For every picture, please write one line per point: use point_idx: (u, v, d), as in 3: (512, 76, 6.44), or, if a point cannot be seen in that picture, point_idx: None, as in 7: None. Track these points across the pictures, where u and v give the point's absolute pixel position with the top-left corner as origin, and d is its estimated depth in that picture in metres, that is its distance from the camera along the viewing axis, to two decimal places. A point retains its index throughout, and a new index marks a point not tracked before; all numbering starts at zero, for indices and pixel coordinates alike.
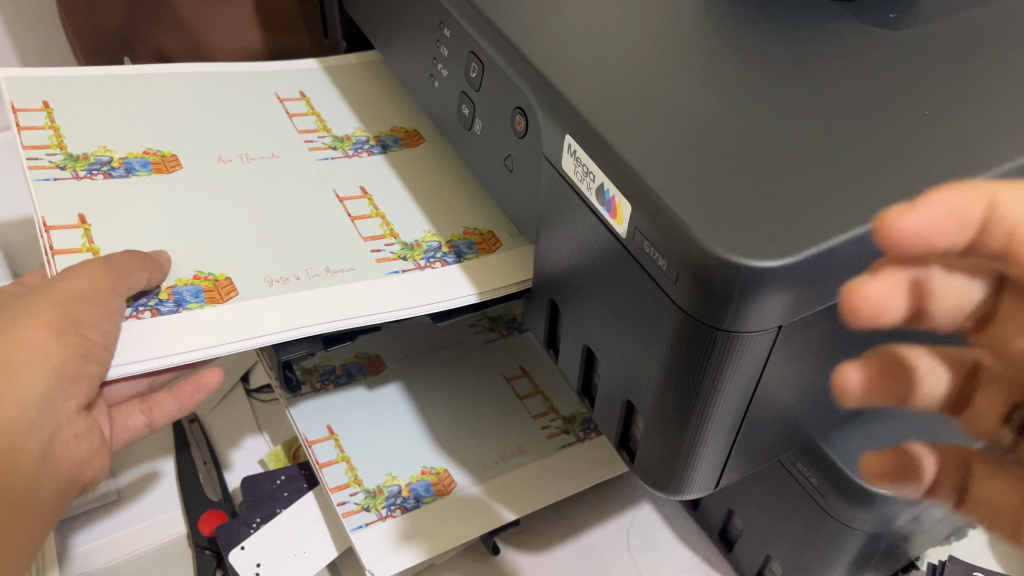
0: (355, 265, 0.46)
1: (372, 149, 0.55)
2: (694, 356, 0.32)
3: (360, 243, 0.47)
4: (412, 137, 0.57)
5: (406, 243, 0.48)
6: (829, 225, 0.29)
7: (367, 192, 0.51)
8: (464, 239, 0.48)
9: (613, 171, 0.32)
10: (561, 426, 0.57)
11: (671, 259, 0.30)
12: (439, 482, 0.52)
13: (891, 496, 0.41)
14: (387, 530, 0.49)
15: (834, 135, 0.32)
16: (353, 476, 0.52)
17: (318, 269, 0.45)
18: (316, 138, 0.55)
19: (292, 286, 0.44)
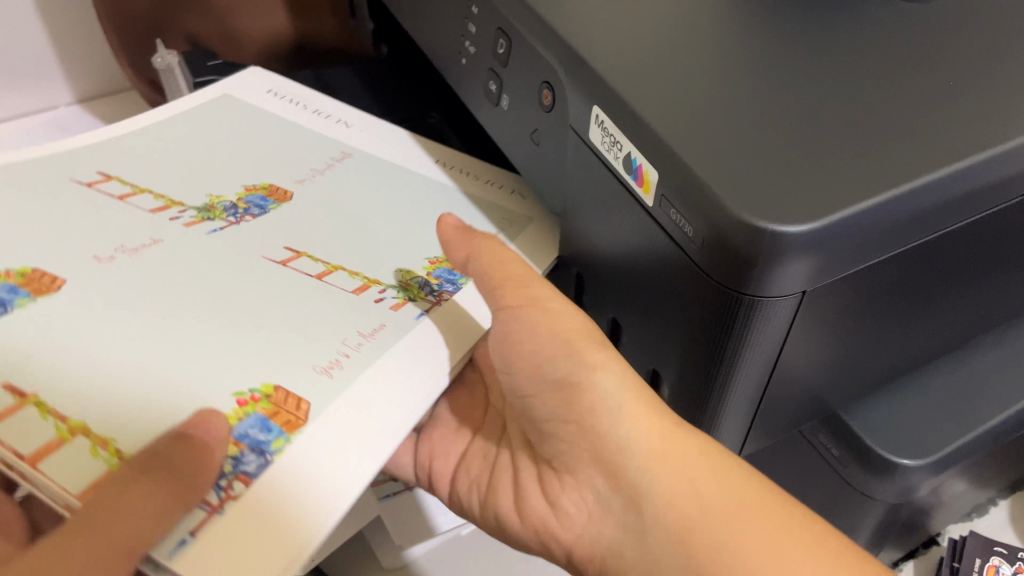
0: (386, 321, 0.41)
1: (253, 207, 0.47)
2: (719, 321, 0.32)
3: (358, 306, 0.41)
4: (281, 194, 0.49)
5: (396, 285, 0.44)
6: (854, 190, 0.29)
7: (295, 254, 0.44)
8: (442, 268, 0.46)
9: (641, 140, 0.32)
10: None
11: (697, 226, 0.31)
12: None
13: (912, 467, 0.41)
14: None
15: (859, 105, 0.32)
16: None
17: (370, 328, 0.40)
18: (177, 212, 0.46)
19: (365, 356, 0.39)
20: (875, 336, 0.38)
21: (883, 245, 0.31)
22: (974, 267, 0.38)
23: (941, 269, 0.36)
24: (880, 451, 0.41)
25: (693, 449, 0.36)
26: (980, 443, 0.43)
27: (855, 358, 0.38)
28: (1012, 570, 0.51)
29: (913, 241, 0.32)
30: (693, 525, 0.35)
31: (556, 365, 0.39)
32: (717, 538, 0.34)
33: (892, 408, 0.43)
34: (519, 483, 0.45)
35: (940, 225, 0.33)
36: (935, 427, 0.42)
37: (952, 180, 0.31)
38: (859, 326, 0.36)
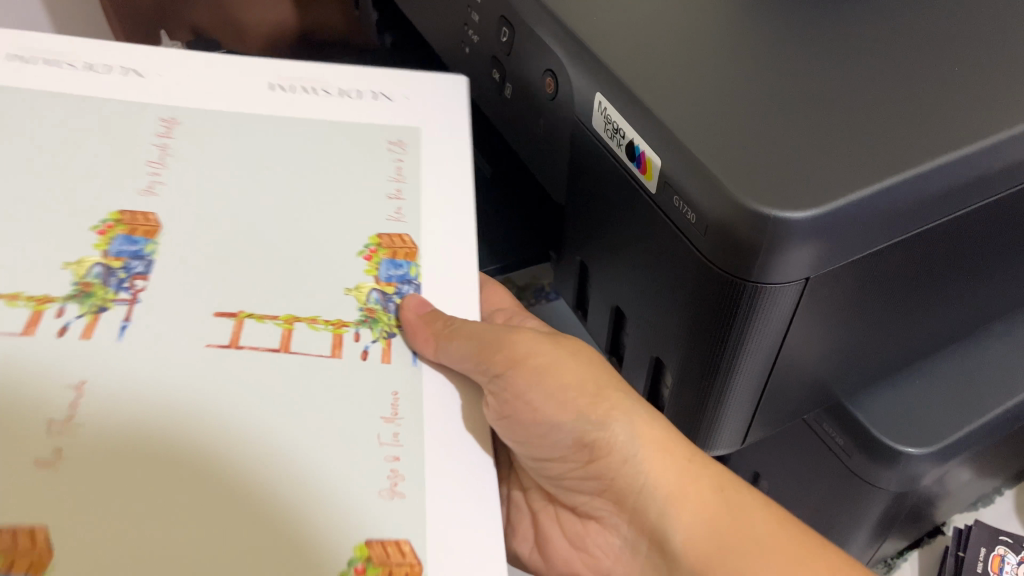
0: (399, 387, 0.34)
1: (137, 262, 0.34)
2: (722, 309, 0.32)
3: (343, 375, 0.33)
4: (147, 219, 0.35)
5: (361, 318, 0.35)
6: (858, 177, 0.29)
7: (240, 343, 0.33)
8: (384, 263, 0.37)
9: (645, 128, 0.32)
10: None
11: (700, 212, 0.31)
12: None
13: (917, 456, 0.41)
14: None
15: (863, 91, 0.32)
16: None
17: (393, 411, 0.33)
18: (54, 313, 0.31)
19: (414, 461, 0.32)
20: (879, 324, 0.38)
21: (887, 232, 0.31)
22: (980, 255, 0.37)
23: (947, 257, 0.36)
24: (885, 440, 0.41)
25: (708, 488, 0.39)
26: (985, 432, 0.43)
27: (858, 347, 0.38)
28: (1017, 560, 0.51)
29: (917, 228, 0.32)
30: (726, 532, 0.38)
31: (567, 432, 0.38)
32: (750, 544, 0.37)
33: (897, 397, 0.43)
34: (536, 519, 0.46)
35: (944, 213, 0.33)
36: (940, 416, 0.42)
37: (956, 166, 0.30)
38: (862, 314, 0.36)
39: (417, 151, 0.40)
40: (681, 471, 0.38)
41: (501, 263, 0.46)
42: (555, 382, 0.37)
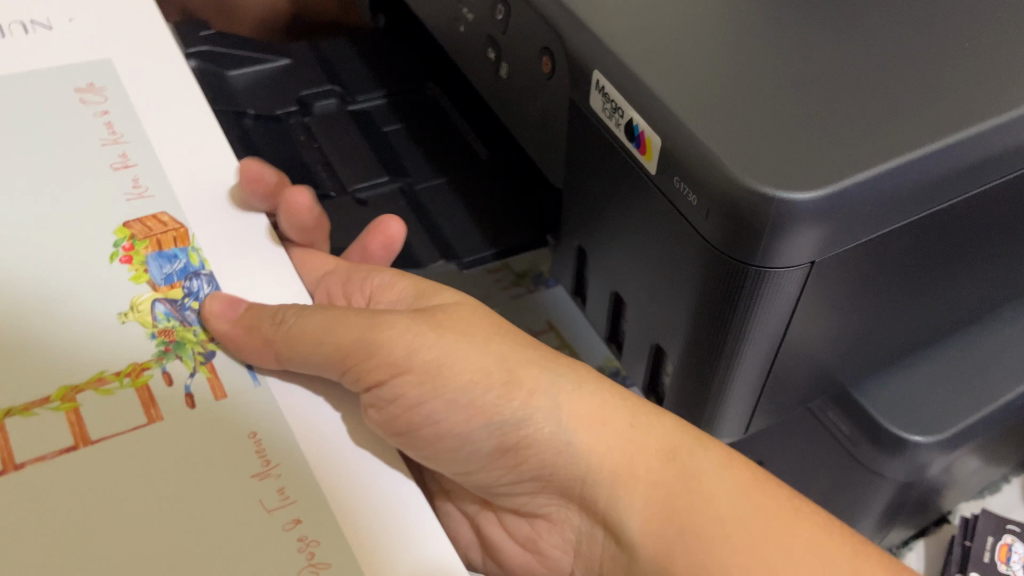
0: (256, 426, 0.31)
1: (192, 281, 0.34)
2: (725, 294, 0.31)
3: (187, 428, 0.30)
4: (161, 222, 0.35)
5: (167, 347, 0.32)
6: (868, 156, 0.28)
7: (222, 391, 0.31)
8: (158, 269, 0.34)
9: (645, 106, 0.31)
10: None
11: (701, 194, 0.29)
12: None
13: (923, 444, 0.40)
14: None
15: (872, 66, 0.31)
16: None
17: (266, 461, 0.30)
18: (162, 380, 0.31)
19: (314, 515, 0.29)
20: (886, 310, 0.36)
21: (895, 214, 0.30)
22: (991, 237, 0.36)
23: (957, 240, 0.35)
24: (891, 429, 0.40)
25: (659, 458, 0.35)
26: (993, 420, 0.42)
27: (865, 333, 0.37)
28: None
29: (926, 210, 0.31)
30: (676, 494, 0.34)
31: (479, 439, 0.34)
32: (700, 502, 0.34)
33: (904, 385, 0.42)
34: (477, 524, 0.43)
35: (955, 194, 0.31)
36: (946, 403, 0.41)
37: (969, 144, 0.29)
38: (870, 299, 0.35)
39: (118, 86, 0.38)
40: (624, 444, 0.35)
41: (498, 249, 0.44)
42: (448, 383, 0.33)
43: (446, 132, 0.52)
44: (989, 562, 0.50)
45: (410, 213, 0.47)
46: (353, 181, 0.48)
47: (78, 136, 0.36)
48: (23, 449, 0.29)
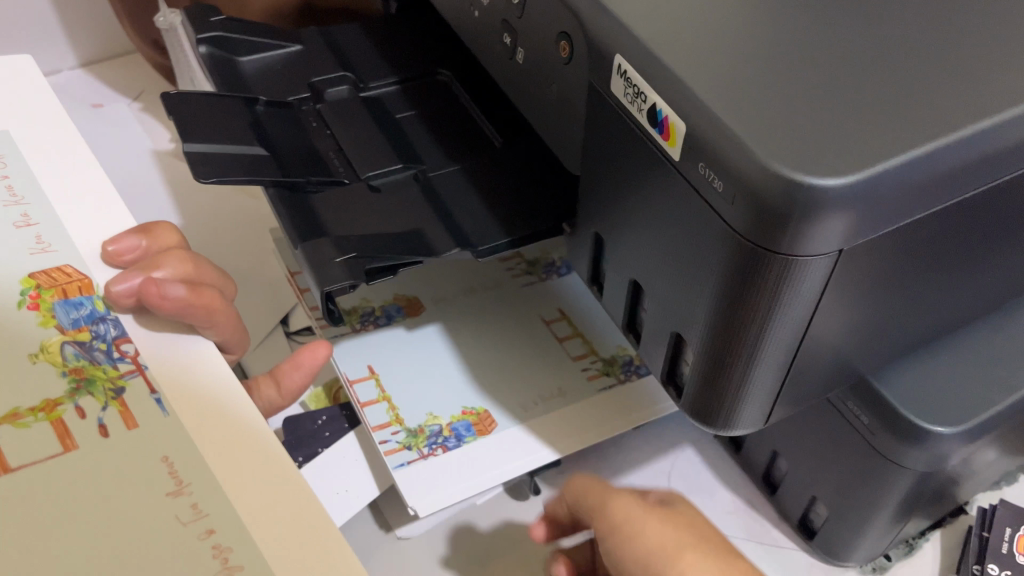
0: (168, 450, 0.34)
1: (100, 325, 0.38)
2: (749, 282, 0.31)
3: (98, 455, 0.34)
4: (66, 273, 0.39)
5: (70, 380, 0.36)
6: (899, 141, 0.27)
7: (133, 420, 0.35)
8: (58, 312, 0.38)
9: (667, 89, 0.30)
10: (601, 368, 0.55)
11: (727, 180, 0.29)
12: (479, 422, 0.52)
13: (946, 435, 0.40)
14: (425, 466, 0.49)
15: (899, 49, 0.30)
16: (395, 416, 0.52)
17: (179, 482, 0.33)
18: (76, 413, 0.35)
19: (229, 525, 0.32)
20: (909, 299, 0.36)
21: (923, 201, 0.29)
22: (1016, 225, 0.36)
23: (982, 227, 0.34)
24: (912, 418, 0.40)
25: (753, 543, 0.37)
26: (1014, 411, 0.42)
27: (887, 321, 0.37)
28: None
29: (954, 197, 0.31)
30: None
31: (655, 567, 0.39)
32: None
33: (924, 375, 0.41)
34: None
35: (984, 180, 0.31)
36: (968, 393, 0.41)
37: (1000, 130, 0.29)
38: (894, 287, 0.34)
39: (19, 162, 0.43)
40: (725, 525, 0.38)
41: (514, 237, 0.44)
42: (640, 527, 0.41)
43: (459, 119, 0.51)
44: (1007, 554, 0.49)
45: (425, 200, 0.46)
46: (365, 169, 0.46)
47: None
48: (22, 455, 0.33)
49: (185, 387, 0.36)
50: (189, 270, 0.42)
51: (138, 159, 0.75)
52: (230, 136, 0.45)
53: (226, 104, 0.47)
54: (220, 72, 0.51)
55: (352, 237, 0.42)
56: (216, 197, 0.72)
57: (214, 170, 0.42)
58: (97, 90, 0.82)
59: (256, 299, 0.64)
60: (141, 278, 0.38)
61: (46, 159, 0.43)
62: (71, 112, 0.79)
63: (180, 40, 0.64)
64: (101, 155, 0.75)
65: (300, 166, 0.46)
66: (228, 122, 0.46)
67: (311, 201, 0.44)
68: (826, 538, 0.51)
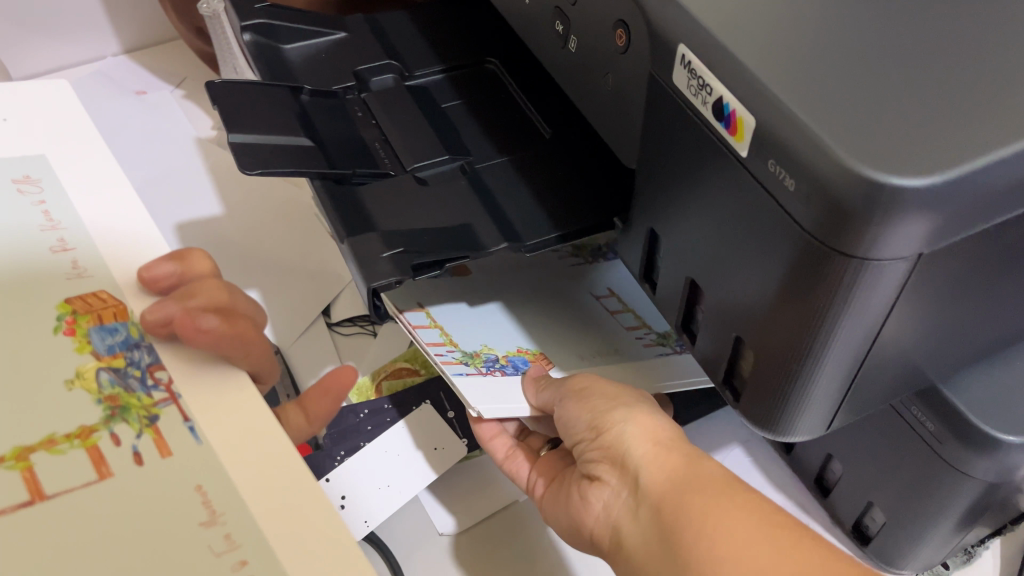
0: (202, 479, 0.32)
1: (132, 351, 0.35)
2: (820, 286, 0.29)
3: (130, 484, 0.31)
4: (101, 299, 0.37)
5: (103, 406, 0.33)
6: (990, 138, 0.26)
7: (168, 448, 0.33)
8: (93, 338, 0.35)
9: (736, 81, 0.29)
10: (657, 340, 0.50)
11: (800, 178, 0.27)
12: (535, 361, 0.47)
13: (1017, 445, 0.38)
14: (485, 385, 0.44)
15: (986, 39, 0.28)
16: (449, 338, 0.46)
17: (212, 510, 0.31)
18: (111, 442, 0.32)
19: (261, 556, 0.30)
20: (984, 302, 0.34)
21: (1008, 204, 0.28)
22: None
23: None
24: (981, 427, 0.38)
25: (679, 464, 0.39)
26: None
27: (959, 326, 0.35)
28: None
29: None
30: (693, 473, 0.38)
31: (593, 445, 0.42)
32: (700, 528, 0.35)
33: (993, 381, 0.39)
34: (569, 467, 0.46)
35: None
36: None
37: None
38: (969, 291, 0.32)
39: (54, 180, 0.40)
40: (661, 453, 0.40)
41: (563, 232, 0.42)
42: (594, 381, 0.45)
43: (506, 111, 0.50)
44: None
45: (472, 192, 0.45)
46: (411, 161, 0.45)
47: (29, 237, 0.38)
48: (53, 481, 0.31)
49: (219, 416, 0.34)
50: (222, 301, 0.39)
51: (180, 148, 0.74)
52: (276, 126, 0.44)
53: (271, 94, 0.46)
54: (267, 61, 0.50)
55: (400, 231, 0.41)
56: (259, 186, 0.71)
57: (260, 162, 0.41)
58: (140, 77, 0.82)
59: (299, 289, 0.63)
60: (178, 306, 0.36)
61: (64, 159, 0.41)
62: (115, 100, 0.79)
63: (224, 27, 0.63)
64: (145, 143, 0.75)
65: (345, 158, 0.45)
66: (274, 112, 0.45)
67: (356, 192, 0.43)
68: (881, 544, 0.49)
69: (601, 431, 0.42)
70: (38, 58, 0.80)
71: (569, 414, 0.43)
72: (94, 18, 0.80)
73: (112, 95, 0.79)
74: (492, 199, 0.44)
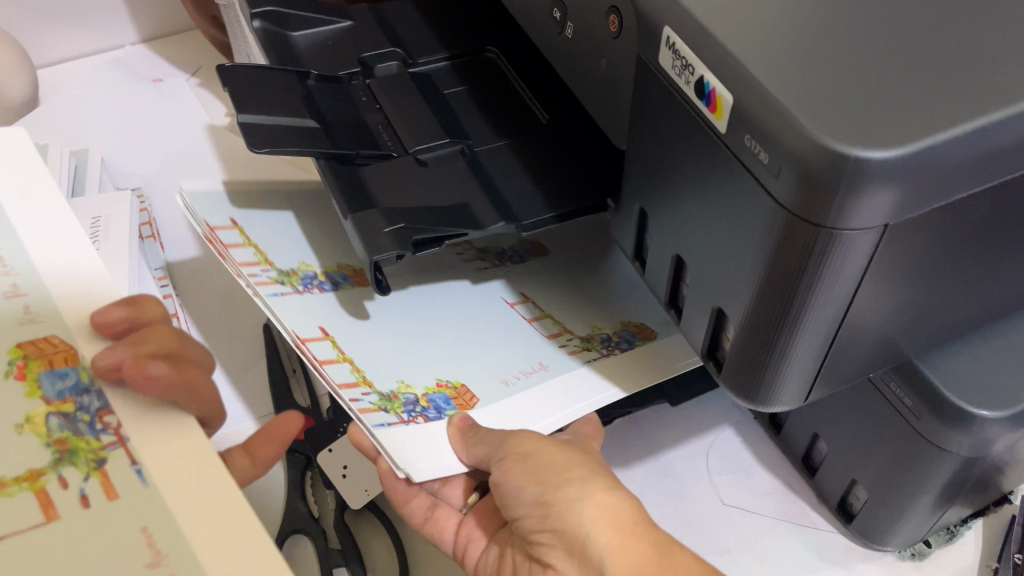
0: (147, 521, 0.33)
1: (82, 396, 0.36)
2: (794, 257, 0.31)
3: (74, 526, 0.33)
4: (52, 344, 0.38)
5: (51, 453, 0.35)
6: (950, 113, 0.27)
7: (115, 490, 0.34)
8: (43, 383, 0.37)
9: (715, 61, 0.30)
10: (580, 344, 0.49)
11: (774, 151, 0.29)
12: (459, 396, 0.45)
13: (991, 419, 0.39)
14: (408, 435, 0.42)
15: (954, 22, 0.30)
16: (362, 376, 0.43)
17: (156, 552, 0.32)
18: (57, 486, 0.34)
19: None
20: (957, 279, 0.36)
21: (972, 179, 0.29)
22: None
23: None
24: (956, 402, 0.39)
25: (641, 555, 0.39)
26: None
27: (933, 302, 0.36)
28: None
29: (1004, 175, 0.30)
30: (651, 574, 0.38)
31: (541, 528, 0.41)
32: None
33: (968, 359, 0.41)
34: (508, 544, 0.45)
35: None
36: (1013, 377, 0.40)
37: None
38: (939, 267, 0.34)
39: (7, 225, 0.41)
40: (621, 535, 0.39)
41: (558, 212, 0.44)
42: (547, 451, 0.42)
43: (506, 97, 0.51)
44: None
45: (471, 173, 0.46)
46: (413, 144, 0.47)
47: None
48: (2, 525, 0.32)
49: (167, 458, 0.35)
50: (173, 347, 0.40)
51: (194, 134, 0.77)
52: (285, 108, 0.46)
53: (281, 77, 0.48)
54: (277, 46, 0.52)
55: (400, 208, 0.43)
56: (269, 171, 0.73)
57: (268, 142, 0.43)
58: (158, 66, 0.84)
59: None
60: (127, 352, 0.37)
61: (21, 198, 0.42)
62: (132, 86, 0.81)
63: (238, 15, 0.65)
64: (160, 128, 0.77)
65: (349, 139, 0.47)
66: (283, 95, 0.47)
67: (360, 172, 0.45)
68: (865, 521, 0.50)
69: (551, 510, 0.40)
70: (58, 44, 0.82)
71: (515, 486, 0.41)
72: (114, 7, 0.82)
73: (128, 81, 0.81)
74: (490, 180, 0.46)
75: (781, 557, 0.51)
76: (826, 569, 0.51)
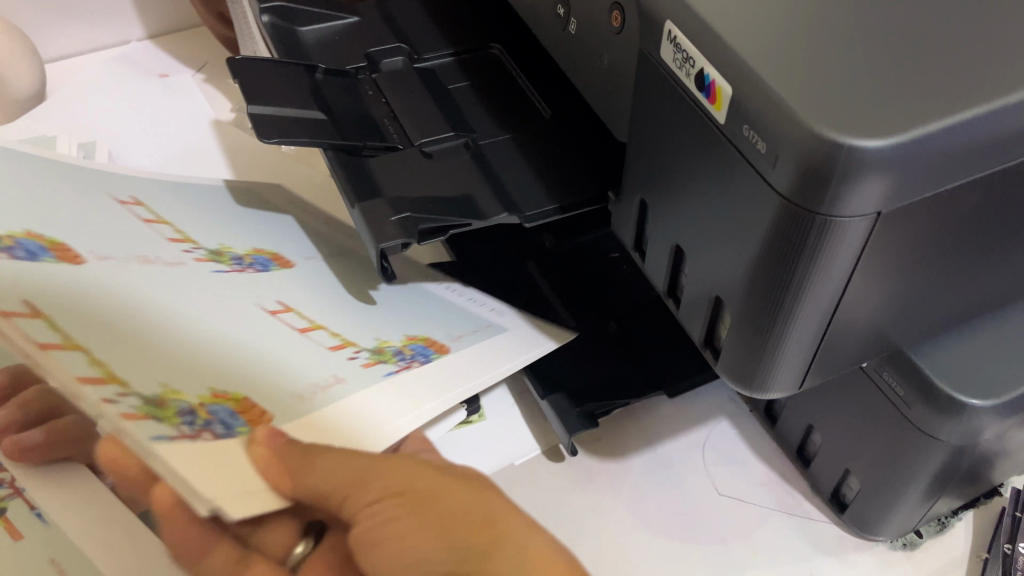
0: (56, 553, 0.45)
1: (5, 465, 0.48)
2: (790, 245, 0.32)
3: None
4: None
5: None
6: (942, 104, 0.28)
7: (18, 532, 0.46)
8: None
9: (715, 54, 0.31)
10: (371, 357, 0.47)
11: (771, 140, 0.30)
12: (246, 412, 0.39)
13: (981, 408, 0.40)
14: (193, 450, 0.34)
15: (947, 18, 0.31)
16: (106, 370, 0.35)
17: None
18: None
19: None
20: (949, 269, 0.37)
21: (962, 170, 0.30)
22: None
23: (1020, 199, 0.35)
24: (948, 391, 0.40)
25: None
26: None
27: (925, 292, 0.37)
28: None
29: (994, 166, 0.31)
30: None
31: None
32: None
33: (959, 349, 0.42)
34: None
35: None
36: (1002, 368, 0.41)
37: None
38: (932, 257, 0.35)
39: None
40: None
41: (560, 203, 0.45)
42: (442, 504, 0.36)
43: (509, 92, 0.52)
44: None
45: (475, 165, 0.47)
46: (418, 137, 0.48)
47: None
48: None
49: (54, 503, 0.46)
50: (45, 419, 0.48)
51: (199, 128, 0.78)
52: (293, 100, 0.47)
53: (289, 70, 0.49)
54: (285, 40, 0.53)
55: (405, 198, 0.44)
56: (273, 165, 0.74)
57: (277, 132, 0.44)
58: (164, 62, 0.85)
59: None
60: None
61: None
62: (138, 80, 0.82)
63: (244, 10, 0.66)
64: (165, 122, 0.78)
65: (355, 131, 0.48)
66: (291, 87, 0.48)
67: (366, 163, 0.46)
68: (858, 511, 0.51)
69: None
70: (65, 39, 0.83)
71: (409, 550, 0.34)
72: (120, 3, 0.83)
73: (135, 76, 0.83)
74: (494, 172, 0.47)
75: (775, 547, 0.52)
76: (818, 558, 0.52)
